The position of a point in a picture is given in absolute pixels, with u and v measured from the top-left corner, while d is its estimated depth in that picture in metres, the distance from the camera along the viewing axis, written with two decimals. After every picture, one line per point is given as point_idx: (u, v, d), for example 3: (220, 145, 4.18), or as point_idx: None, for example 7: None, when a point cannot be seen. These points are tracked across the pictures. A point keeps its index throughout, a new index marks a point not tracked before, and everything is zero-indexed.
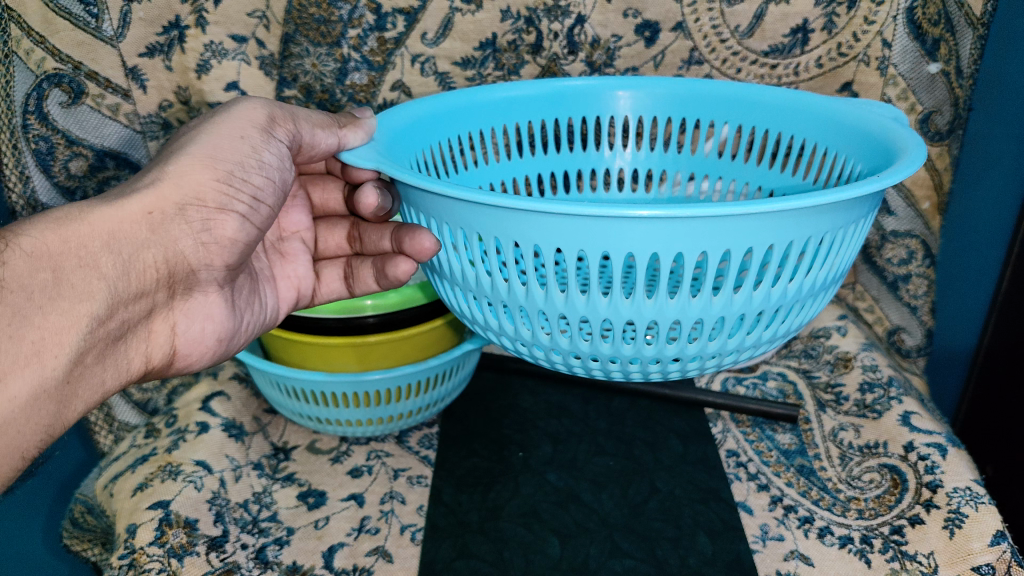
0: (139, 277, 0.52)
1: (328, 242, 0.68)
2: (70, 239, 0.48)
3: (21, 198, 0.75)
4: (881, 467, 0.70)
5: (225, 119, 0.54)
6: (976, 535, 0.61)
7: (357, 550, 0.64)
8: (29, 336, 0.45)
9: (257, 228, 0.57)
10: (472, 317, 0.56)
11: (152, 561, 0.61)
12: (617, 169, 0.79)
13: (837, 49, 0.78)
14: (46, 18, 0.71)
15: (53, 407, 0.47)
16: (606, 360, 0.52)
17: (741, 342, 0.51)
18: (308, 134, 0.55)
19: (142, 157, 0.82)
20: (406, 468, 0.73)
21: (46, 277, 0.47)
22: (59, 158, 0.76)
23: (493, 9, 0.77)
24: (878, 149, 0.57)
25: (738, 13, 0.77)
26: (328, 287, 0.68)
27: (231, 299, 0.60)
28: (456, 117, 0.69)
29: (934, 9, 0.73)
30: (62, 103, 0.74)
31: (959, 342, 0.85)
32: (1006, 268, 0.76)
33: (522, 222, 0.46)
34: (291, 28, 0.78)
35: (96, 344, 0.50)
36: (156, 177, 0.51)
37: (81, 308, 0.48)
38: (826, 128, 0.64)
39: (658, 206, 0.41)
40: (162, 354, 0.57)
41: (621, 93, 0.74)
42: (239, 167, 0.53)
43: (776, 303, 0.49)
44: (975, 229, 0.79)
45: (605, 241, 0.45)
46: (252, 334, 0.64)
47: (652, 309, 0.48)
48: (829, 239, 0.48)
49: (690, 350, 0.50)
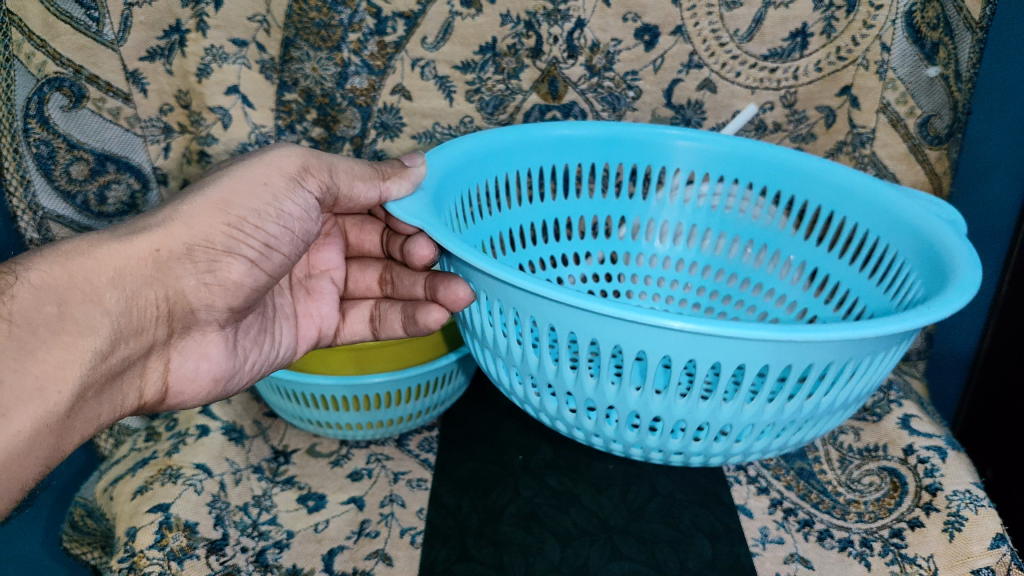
0: (140, 313, 0.52)
1: (358, 282, 0.69)
2: (81, 267, 0.49)
3: (22, 203, 0.76)
4: (881, 470, 0.70)
5: (260, 159, 0.55)
6: (976, 538, 0.62)
7: (357, 553, 0.64)
8: (33, 370, 0.45)
9: (266, 274, 0.57)
10: (511, 386, 0.58)
11: (152, 564, 0.61)
12: (666, 218, 0.79)
13: (836, 53, 0.77)
14: (48, 22, 0.72)
15: (53, 441, 0.47)
16: (629, 444, 0.55)
17: (764, 444, 0.54)
18: (345, 186, 0.57)
19: (142, 162, 0.82)
20: (406, 471, 0.73)
21: (52, 310, 0.47)
22: (60, 162, 0.76)
23: (492, 13, 0.77)
24: (926, 262, 0.59)
25: (738, 17, 0.76)
26: (352, 327, 0.69)
27: (231, 339, 0.60)
28: (484, 166, 0.68)
29: (933, 12, 0.73)
30: (62, 108, 0.74)
31: (958, 345, 0.86)
32: (1007, 272, 0.78)
33: (565, 313, 0.48)
34: (291, 32, 0.78)
35: (97, 379, 0.50)
36: (166, 216, 0.52)
37: (83, 344, 0.48)
38: (880, 225, 0.65)
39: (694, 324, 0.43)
40: (154, 390, 0.57)
41: (682, 143, 0.74)
42: (255, 215, 0.54)
43: (800, 416, 0.51)
44: (974, 231, 0.81)
45: (643, 342, 0.47)
46: (256, 373, 0.64)
47: (684, 411, 0.50)
48: (849, 367, 0.49)
49: (716, 449, 0.54)
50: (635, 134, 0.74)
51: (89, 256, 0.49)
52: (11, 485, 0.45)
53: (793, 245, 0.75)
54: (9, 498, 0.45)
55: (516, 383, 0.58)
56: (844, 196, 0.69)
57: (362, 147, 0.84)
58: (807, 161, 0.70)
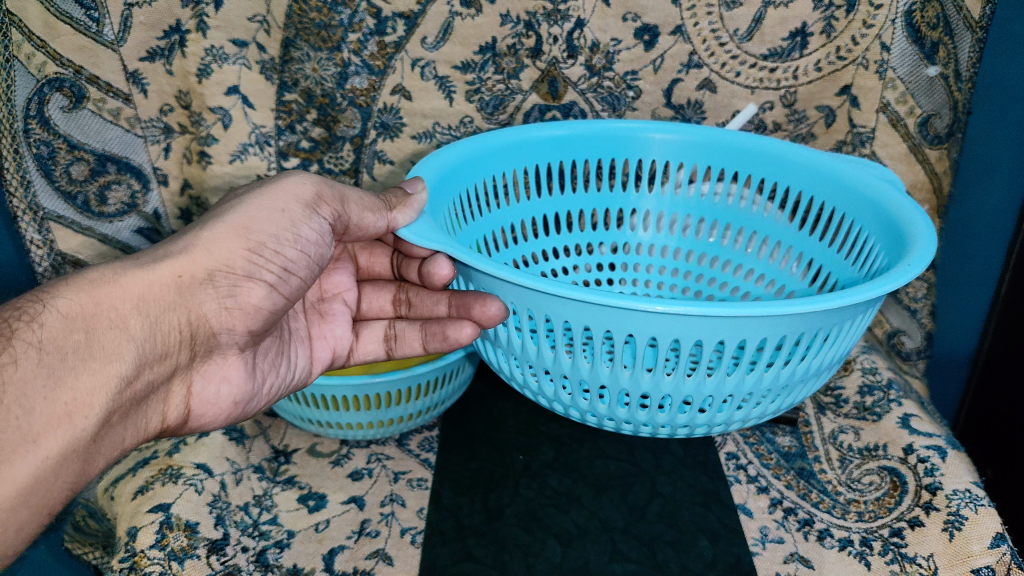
0: (163, 338, 0.52)
1: (371, 304, 0.69)
2: (106, 294, 0.49)
3: (23, 203, 0.76)
4: (881, 469, 0.70)
5: (275, 191, 0.56)
6: (976, 538, 0.62)
7: (357, 553, 0.64)
8: (62, 397, 0.46)
9: (285, 297, 0.57)
10: (518, 379, 0.59)
11: (152, 564, 0.61)
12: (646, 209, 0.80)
13: (836, 53, 0.77)
14: (48, 23, 0.72)
15: (79, 465, 0.47)
16: (622, 421, 0.55)
17: (749, 413, 0.54)
18: (356, 215, 0.57)
19: (143, 162, 0.82)
20: (406, 471, 0.73)
21: (78, 337, 0.48)
22: (60, 162, 0.76)
23: (493, 13, 0.77)
24: (890, 226, 0.60)
25: (737, 17, 0.76)
26: (365, 347, 0.69)
27: (251, 363, 0.59)
28: (462, 175, 0.68)
29: (933, 11, 0.73)
30: (63, 108, 0.74)
31: (958, 346, 0.86)
32: (1007, 272, 0.78)
33: (553, 302, 0.49)
34: (291, 33, 0.78)
35: (122, 405, 0.50)
36: (188, 244, 0.53)
37: (109, 370, 0.48)
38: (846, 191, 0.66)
39: (670, 305, 0.44)
40: (176, 414, 0.57)
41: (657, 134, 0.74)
42: (273, 240, 0.54)
43: (784, 382, 0.52)
44: (975, 233, 0.80)
45: (628, 326, 0.48)
46: (274, 396, 0.63)
47: (671, 387, 0.51)
48: (824, 335, 0.50)
49: (701, 420, 0.54)
50: (610, 128, 0.74)
51: (110, 285, 0.50)
52: (39, 511, 0.46)
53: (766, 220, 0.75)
54: (37, 523, 0.46)
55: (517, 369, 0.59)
56: (816, 187, 0.70)
57: (362, 146, 0.84)
58: (778, 147, 0.71)
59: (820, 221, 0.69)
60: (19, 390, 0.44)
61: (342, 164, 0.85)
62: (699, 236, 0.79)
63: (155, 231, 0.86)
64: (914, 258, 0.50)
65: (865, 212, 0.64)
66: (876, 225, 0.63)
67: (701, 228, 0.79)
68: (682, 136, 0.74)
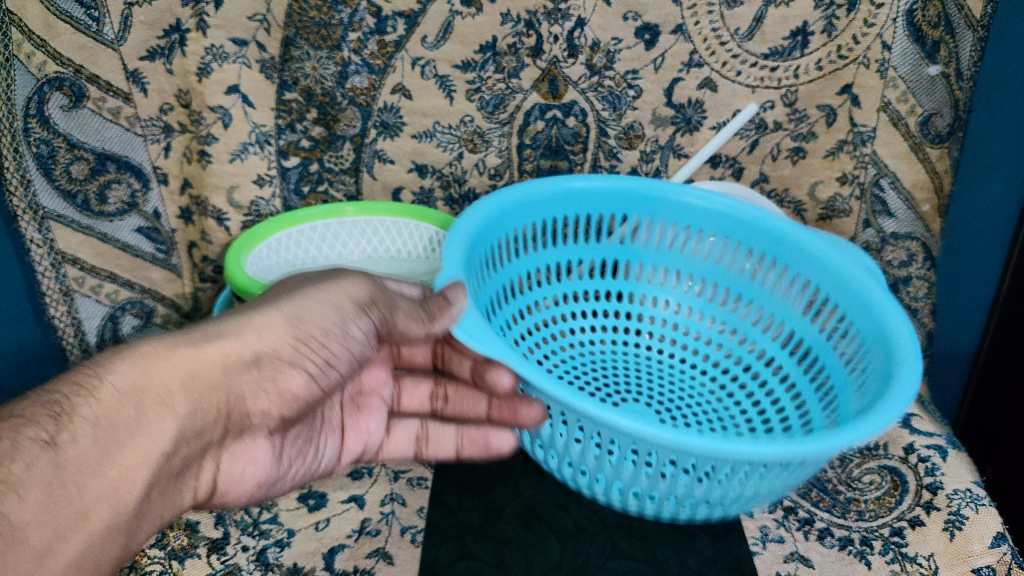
0: (203, 415, 0.50)
1: (409, 398, 0.70)
2: (157, 369, 0.47)
3: (23, 203, 0.76)
4: (881, 468, 0.70)
5: (329, 289, 0.56)
6: (977, 537, 0.62)
7: (357, 552, 0.64)
8: (109, 473, 0.43)
9: (321, 389, 0.57)
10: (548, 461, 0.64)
11: (153, 563, 0.62)
12: (658, 271, 0.83)
13: (837, 52, 0.77)
14: (47, 22, 0.71)
15: (121, 540, 0.44)
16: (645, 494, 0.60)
17: (762, 501, 0.58)
18: (402, 325, 0.57)
19: (143, 161, 0.82)
20: (406, 470, 0.73)
21: (129, 414, 0.45)
22: (60, 161, 0.77)
23: (493, 12, 0.77)
24: (880, 341, 0.63)
25: (738, 16, 0.76)
26: (396, 444, 0.68)
27: (278, 446, 0.59)
28: (494, 230, 0.72)
29: (934, 11, 0.73)
30: (63, 108, 0.75)
31: (958, 346, 0.89)
32: (1008, 270, 0.81)
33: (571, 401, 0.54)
34: (291, 32, 0.78)
35: (161, 479, 0.47)
36: (236, 326, 0.52)
37: (153, 447, 0.46)
38: (846, 296, 0.70)
39: (678, 435, 0.49)
40: (204, 491, 0.55)
41: (665, 203, 0.78)
42: (322, 334, 0.55)
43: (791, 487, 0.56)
44: (976, 231, 0.83)
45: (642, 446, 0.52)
46: (296, 479, 0.63)
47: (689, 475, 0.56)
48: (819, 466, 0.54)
49: (716, 494, 0.58)
50: (622, 190, 0.78)
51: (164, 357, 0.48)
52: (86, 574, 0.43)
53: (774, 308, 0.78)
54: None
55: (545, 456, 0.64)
56: (814, 255, 0.73)
57: (362, 145, 0.84)
58: (780, 235, 0.74)
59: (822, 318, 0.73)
60: (77, 467, 0.42)
61: (342, 163, 0.85)
62: (708, 303, 0.82)
63: (155, 230, 0.86)
64: (903, 389, 0.54)
65: (863, 297, 0.67)
66: (872, 323, 0.65)
67: (712, 295, 0.82)
68: (689, 217, 0.78)
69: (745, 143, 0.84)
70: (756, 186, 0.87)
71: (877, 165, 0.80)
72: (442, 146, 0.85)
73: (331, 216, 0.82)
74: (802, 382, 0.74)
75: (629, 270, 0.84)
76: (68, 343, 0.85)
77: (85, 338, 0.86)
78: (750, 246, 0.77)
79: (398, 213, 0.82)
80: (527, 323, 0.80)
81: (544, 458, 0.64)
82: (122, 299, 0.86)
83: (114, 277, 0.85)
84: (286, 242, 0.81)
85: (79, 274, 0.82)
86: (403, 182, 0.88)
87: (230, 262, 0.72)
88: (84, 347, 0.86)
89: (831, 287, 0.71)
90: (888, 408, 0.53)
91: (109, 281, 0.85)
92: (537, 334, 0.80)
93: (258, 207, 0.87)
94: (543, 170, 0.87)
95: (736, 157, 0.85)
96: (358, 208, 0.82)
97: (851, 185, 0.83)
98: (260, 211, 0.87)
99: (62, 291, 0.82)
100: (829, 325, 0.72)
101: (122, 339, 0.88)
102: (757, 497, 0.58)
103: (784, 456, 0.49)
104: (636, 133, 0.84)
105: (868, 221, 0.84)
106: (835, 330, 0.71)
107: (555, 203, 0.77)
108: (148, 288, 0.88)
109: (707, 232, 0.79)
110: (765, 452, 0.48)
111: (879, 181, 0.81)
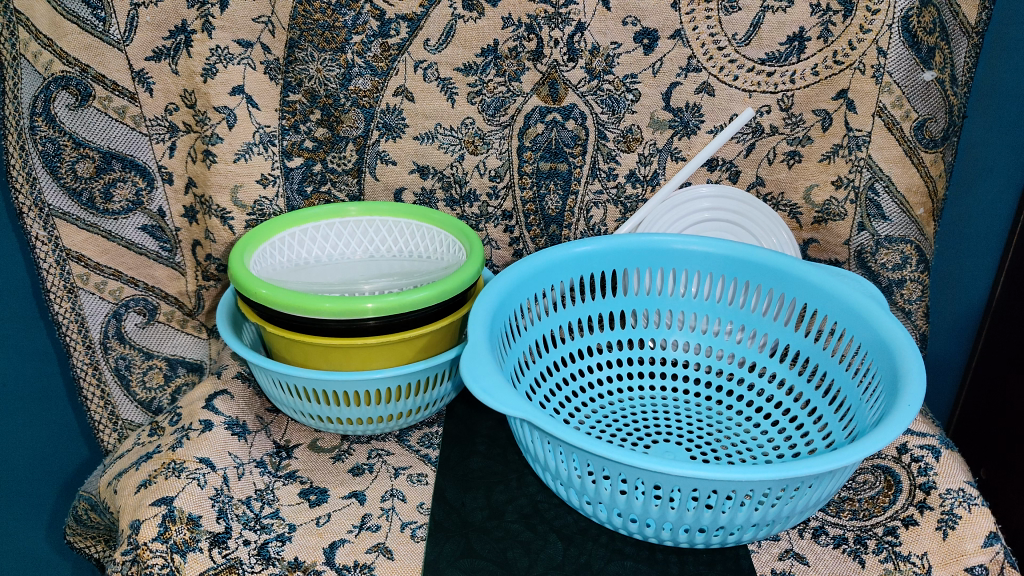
0: None
1: None
2: None
3: (28, 200, 0.81)
4: (875, 468, 0.71)
5: None
6: (970, 536, 0.63)
7: (358, 547, 0.65)
8: None
9: None
10: (582, 507, 0.64)
11: (155, 557, 0.62)
12: (670, 311, 0.84)
13: (833, 57, 0.78)
14: (54, 21, 0.75)
15: None
16: (682, 533, 0.60)
17: (790, 519, 0.60)
18: None
19: (148, 161, 0.84)
20: (406, 467, 0.74)
21: None
22: (65, 160, 0.81)
23: (495, 16, 0.78)
24: (885, 356, 0.65)
25: (736, 22, 0.78)
26: None
27: None
28: (513, 287, 0.74)
29: (929, 18, 0.74)
30: (69, 106, 0.79)
31: (953, 352, 1.05)
32: (1001, 273, 0.96)
33: None
34: (296, 34, 0.79)
35: None
36: None
37: None
38: (848, 317, 0.71)
39: (700, 468, 0.50)
40: None
41: (673, 245, 0.79)
42: None
43: (811, 502, 0.58)
44: (973, 231, 0.96)
45: (667, 481, 0.54)
46: None
47: (721, 510, 0.57)
48: (835, 477, 0.56)
49: (749, 524, 0.58)
50: (632, 240, 0.79)
51: None
52: None
53: (785, 334, 0.79)
54: None
55: (572, 496, 0.64)
56: (810, 288, 0.74)
57: (365, 146, 0.85)
58: (781, 265, 0.76)
59: (829, 337, 0.74)
60: None
61: (345, 164, 0.86)
62: (718, 336, 0.83)
63: (160, 229, 0.87)
64: (912, 398, 0.56)
65: (856, 314, 0.70)
66: (869, 333, 0.68)
67: (722, 330, 0.83)
68: (699, 254, 0.79)
69: (742, 147, 0.85)
70: (751, 190, 0.88)
71: (872, 169, 0.81)
72: (443, 147, 0.86)
73: (334, 215, 0.83)
74: (818, 400, 0.75)
75: (643, 321, 0.85)
76: (72, 339, 0.87)
77: (88, 334, 0.88)
78: (749, 283, 0.79)
79: (401, 214, 0.83)
80: (559, 377, 0.80)
81: (579, 504, 0.64)
82: (125, 297, 0.88)
83: (118, 274, 0.87)
84: (290, 241, 0.81)
85: (83, 271, 0.85)
86: (404, 183, 0.88)
87: (234, 258, 0.72)
88: (87, 345, 0.88)
89: (829, 312, 0.73)
90: (893, 424, 0.54)
91: (114, 278, 0.87)
92: (567, 387, 0.80)
93: (261, 206, 0.86)
94: (542, 173, 0.87)
95: (733, 160, 0.86)
96: (360, 209, 0.84)
97: (846, 189, 0.84)
98: (263, 210, 0.86)
99: (66, 288, 0.86)
100: (833, 344, 0.74)
101: (124, 336, 0.90)
102: (788, 515, 0.59)
103: (793, 475, 0.51)
104: (634, 136, 0.85)
105: (862, 225, 0.84)
106: (841, 349, 0.72)
107: (564, 266, 0.79)
108: (151, 286, 0.89)
109: (709, 277, 0.81)
110: (778, 473, 0.51)
111: (874, 185, 0.82)
